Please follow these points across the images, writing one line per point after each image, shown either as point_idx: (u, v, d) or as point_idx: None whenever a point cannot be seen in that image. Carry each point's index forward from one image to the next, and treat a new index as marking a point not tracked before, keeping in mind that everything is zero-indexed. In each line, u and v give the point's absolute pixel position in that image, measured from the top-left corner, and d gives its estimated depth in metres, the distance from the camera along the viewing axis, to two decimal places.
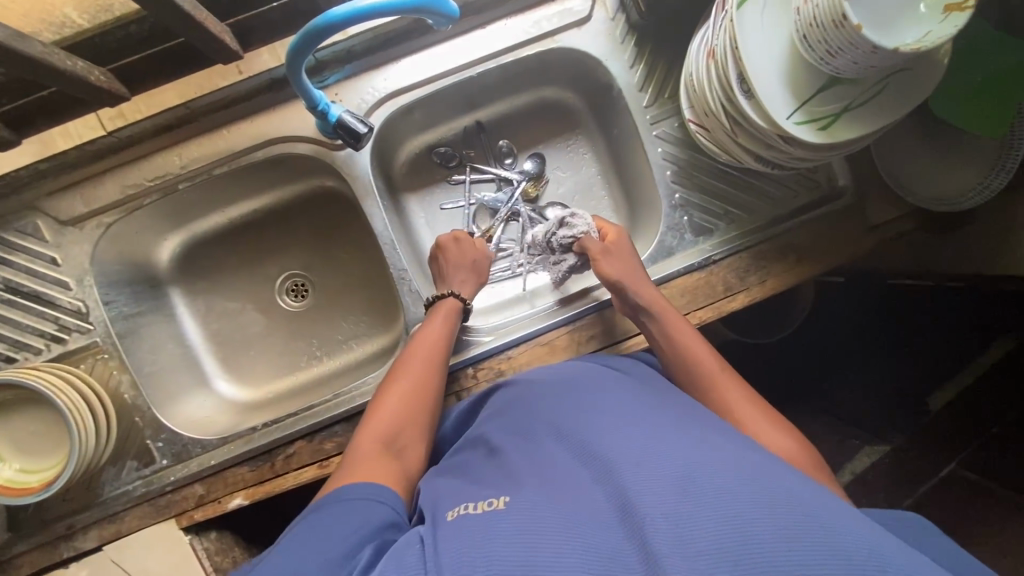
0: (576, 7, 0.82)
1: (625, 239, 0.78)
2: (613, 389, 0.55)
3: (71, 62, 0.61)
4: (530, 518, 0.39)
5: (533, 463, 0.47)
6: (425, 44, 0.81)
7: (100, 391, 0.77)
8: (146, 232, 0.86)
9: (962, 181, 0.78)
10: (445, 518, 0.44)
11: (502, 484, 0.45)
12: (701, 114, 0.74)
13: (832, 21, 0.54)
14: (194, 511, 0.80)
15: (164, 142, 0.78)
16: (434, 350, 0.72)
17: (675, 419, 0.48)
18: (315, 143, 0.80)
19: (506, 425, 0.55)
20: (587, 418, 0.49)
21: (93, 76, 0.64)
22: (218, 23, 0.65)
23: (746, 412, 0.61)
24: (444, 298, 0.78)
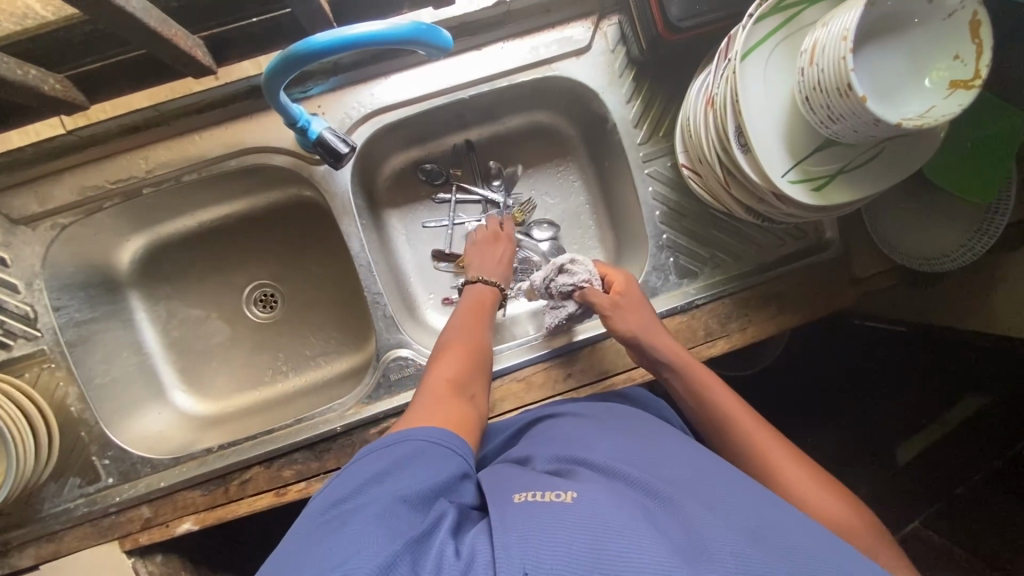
0: (576, 36, 0.79)
1: (633, 288, 0.75)
2: (661, 426, 0.55)
3: (22, 70, 0.56)
4: (607, 513, 0.38)
5: (589, 471, 0.46)
6: (416, 61, 0.77)
7: (42, 403, 0.72)
8: (106, 233, 0.81)
9: (948, 239, 0.79)
10: (509, 500, 0.42)
11: (564, 481, 0.44)
12: (695, 159, 0.73)
13: (837, 88, 0.52)
14: (140, 534, 0.75)
15: (130, 142, 0.73)
16: (480, 320, 0.71)
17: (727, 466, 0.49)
18: (294, 156, 0.76)
19: (543, 445, 0.54)
20: (639, 451, 0.48)
21: (47, 85, 0.59)
22: (190, 36, 0.61)
23: (779, 458, 0.58)
24: (477, 283, 0.77)
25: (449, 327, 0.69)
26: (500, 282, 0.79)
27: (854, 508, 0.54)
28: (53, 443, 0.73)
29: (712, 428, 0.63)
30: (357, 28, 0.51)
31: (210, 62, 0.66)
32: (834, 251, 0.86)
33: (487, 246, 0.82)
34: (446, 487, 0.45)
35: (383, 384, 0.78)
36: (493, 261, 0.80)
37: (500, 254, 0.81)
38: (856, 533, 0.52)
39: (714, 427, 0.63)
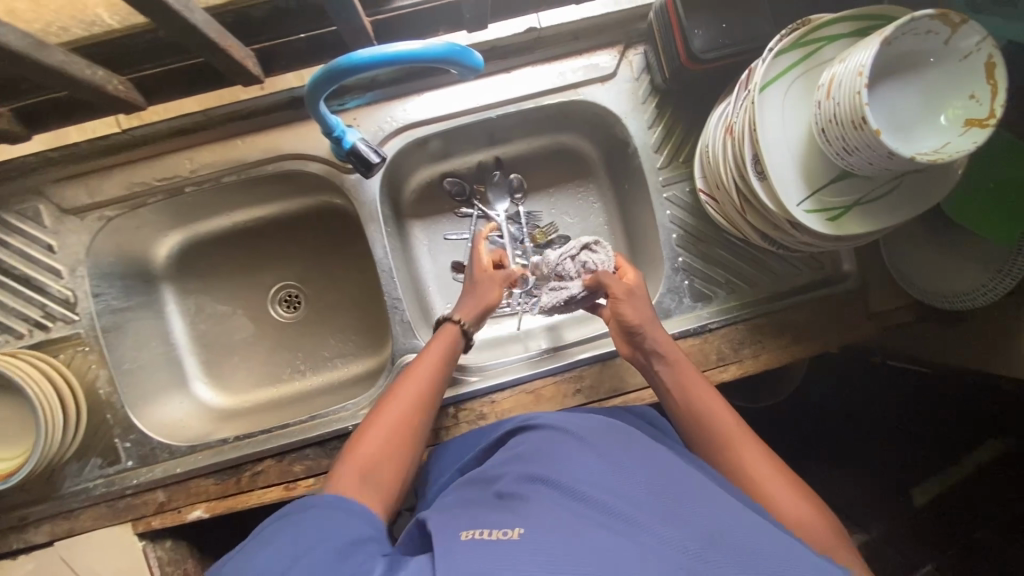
0: (603, 63, 0.82)
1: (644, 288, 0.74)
2: (624, 437, 0.54)
3: (91, 71, 0.61)
4: (553, 555, 0.38)
5: (542, 493, 0.45)
6: (448, 81, 0.82)
7: (74, 385, 0.76)
8: (146, 228, 0.85)
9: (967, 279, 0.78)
10: (454, 537, 0.41)
11: (514, 511, 0.43)
12: (713, 186, 0.75)
13: (852, 122, 0.54)
14: (152, 518, 0.78)
15: (178, 144, 0.78)
16: (435, 368, 0.68)
17: (684, 476, 0.49)
18: (327, 164, 0.80)
19: (511, 457, 0.53)
20: (596, 465, 0.48)
21: (110, 86, 0.64)
22: (243, 47, 0.66)
23: (753, 460, 0.59)
24: (445, 321, 0.73)
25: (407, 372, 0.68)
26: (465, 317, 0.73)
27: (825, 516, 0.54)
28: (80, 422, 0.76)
29: (692, 424, 0.64)
30: (396, 47, 0.55)
31: (259, 72, 0.70)
32: (851, 284, 0.86)
33: (480, 278, 0.77)
34: (355, 542, 0.46)
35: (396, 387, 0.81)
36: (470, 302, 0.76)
37: (481, 291, 0.75)
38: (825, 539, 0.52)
39: (698, 430, 0.63)
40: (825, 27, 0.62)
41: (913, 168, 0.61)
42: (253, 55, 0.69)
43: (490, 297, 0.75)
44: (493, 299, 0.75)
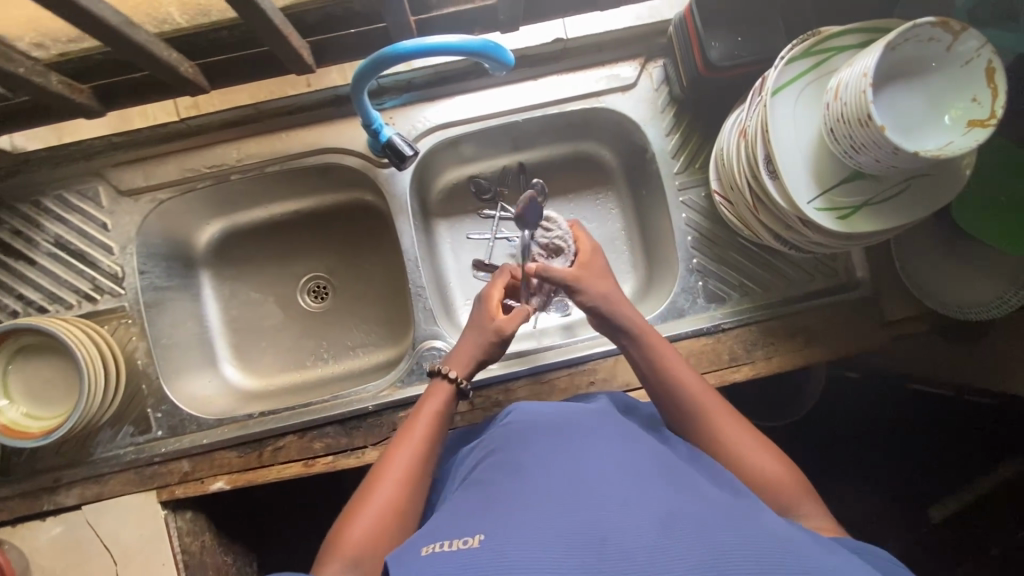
0: (624, 74, 0.87)
1: (597, 260, 0.80)
2: (590, 440, 0.61)
3: (167, 52, 0.67)
4: (505, 553, 0.45)
5: (505, 503, 0.53)
6: (479, 86, 0.88)
7: (117, 352, 0.81)
8: (191, 214, 0.91)
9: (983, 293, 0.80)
10: (419, 554, 0.49)
11: (478, 521, 0.51)
12: (727, 187, 0.78)
13: (858, 119, 0.57)
14: (176, 487, 0.81)
15: (228, 134, 0.85)
16: (431, 427, 0.68)
17: (646, 469, 0.56)
18: (363, 158, 0.86)
19: (488, 472, 0.61)
20: (553, 476, 0.55)
21: (181, 67, 0.70)
22: (300, 38, 0.71)
23: (731, 432, 0.64)
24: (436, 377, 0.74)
25: (399, 436, 0.68)
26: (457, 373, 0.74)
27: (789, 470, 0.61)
28: (118, 388, 0.81)
29: (665, 395, 0.69)
30: (437, 38, 0.61)
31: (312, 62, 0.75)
32: (864, 292, 0.87)
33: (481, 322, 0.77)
34: None
35: (416, 370, 0.84)
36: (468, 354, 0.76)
37: (483, 346, 0.76)
38: (787, 492, 0.59)
39: (672, 399, 0.68)
40: (834, 38, 0.66)
41: (920, 169, 0.64)
42: (309, 46, 0.73)
43: (489, 355, 0.76)
44: (492, 355, 0.77)
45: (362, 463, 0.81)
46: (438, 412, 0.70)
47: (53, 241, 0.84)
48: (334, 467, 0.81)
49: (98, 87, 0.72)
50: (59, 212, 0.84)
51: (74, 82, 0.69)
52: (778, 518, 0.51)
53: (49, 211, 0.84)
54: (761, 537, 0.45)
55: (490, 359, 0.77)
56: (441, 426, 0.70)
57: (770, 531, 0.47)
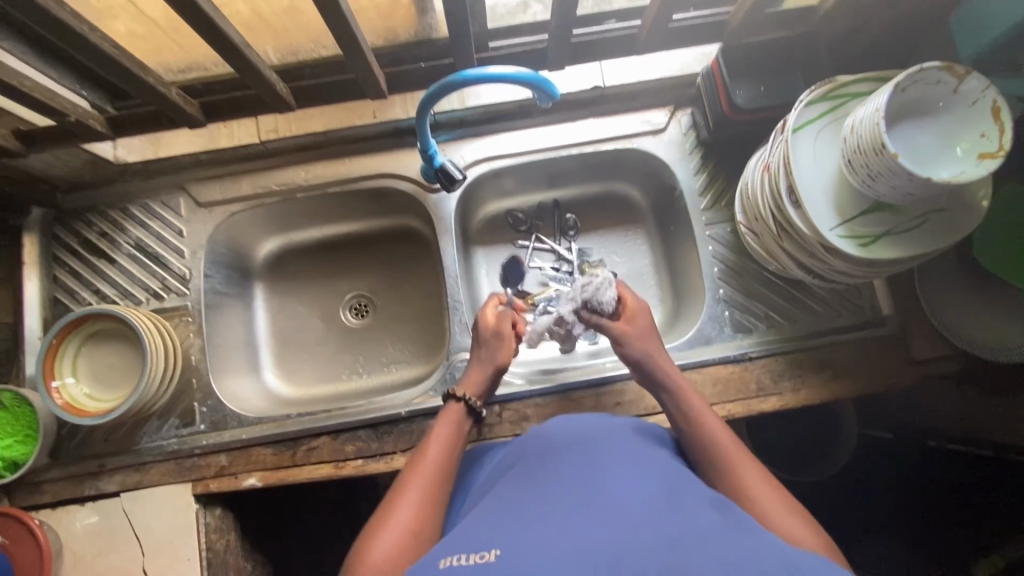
0: (656, 120, 0.96)
1: (643, 315, 0.82)
2: (607, 462, 0.61)
3: (271, 72, 0.75)
4: (519, 570, 0.45)
5: (520, 523, 0.52)
6: (524, 125, 0.97)
7: (175, 342, 0.87)
8: (255, 229, 1.00)
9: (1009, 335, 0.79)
10: (436, 565, 0.50)
11: (494, 537, 0.51)
12: (752, 219, 0.83)
13: (873, 149, 0.63)
14: (211, 481, 0.84)
15: (298, 158, 0.95)
16: (446, 446, 0.69)
17: (660, 491, 0.55)
18: (416, 184, 0.95)
19: (505, 491, 0.61)
20: (568, 500, 0.55)
21: (280, 87, 0.79)
22: (377, 67, 0.81)
23: (753, 478, 0.62)
24: (451, 401, 0.76)
25: (415, 459, 0.68)
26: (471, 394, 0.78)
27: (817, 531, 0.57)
28: (174, 375, 0.87)
29: (693, 443, 0.68)
30: (493, 68, 0.71)
31: (385, 90, 0.85)
32: (891, 329, 0.88)
33: (485, 341, 0.81)
34: None
35: (447, 380, 0.88)
36: (476, 375, 0.80)
37: (490, 356, 0.80)
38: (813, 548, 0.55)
39: (700, 449, 0.67)
40: (849, 85, 0.73)
41: (938, 203, 0.68)
42: (386, 75, 0.84)
43: (499, 358, 0.80)
44: (503, 360, 0.81)
45: (390, 468, 0.83)
46: (450, 435, 0.71)
47: (133, 243, 0.93)
48: (363, 471, 0.84)
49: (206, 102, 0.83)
50: (143, 218, 0.94)
51: (189, 97, 0.80)
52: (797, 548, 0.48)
53: (134, 217, 0.94)
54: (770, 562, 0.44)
55: (503, 363, 0.80)
56: (455, 447, 0.70)
57: (782, 555, 0.45)
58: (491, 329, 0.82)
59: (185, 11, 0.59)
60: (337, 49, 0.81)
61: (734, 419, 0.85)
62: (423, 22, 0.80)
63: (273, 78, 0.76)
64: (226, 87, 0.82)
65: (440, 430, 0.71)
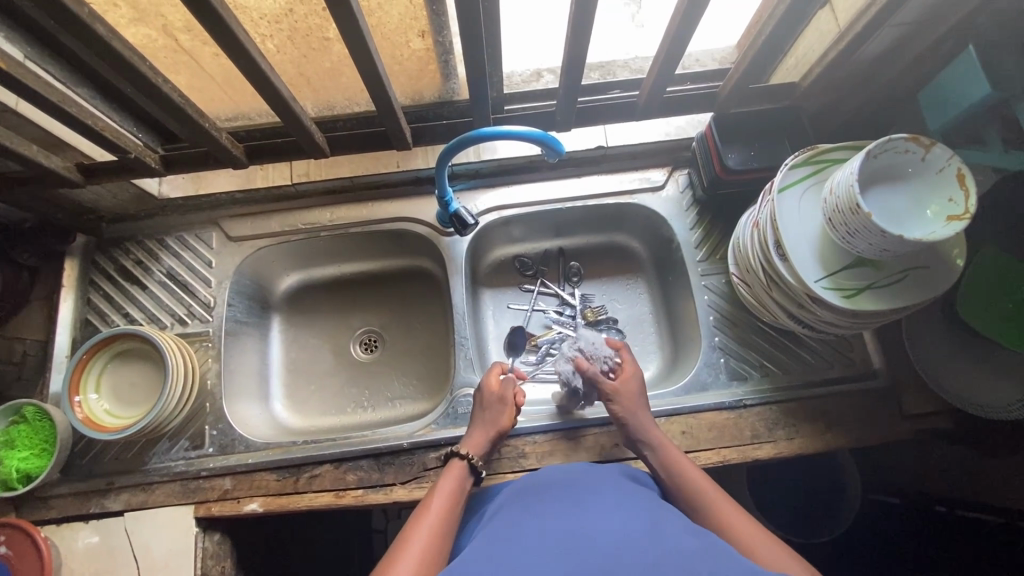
0: (654, 178, 1.04)
1: (635, 380, 0.87)
2: (596, 496, 0.64)
3: (312, 124, 0.85)
4: None
5: (512, 550, 0.54)
6: (533, 178, 1.05)
7: (195, 367, 0.92)
8: (278, 264, 1.07)
9: (999, 394, 0.80)
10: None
11: (487, 565, 0.52)
12: (744, 271, 0.88)
13: (850, 209, 0.69)
14: (213, 504, 0.86)
15: (325, 200, 1.04)
16: (449, 500, 0.71)
17: (644, 518, 0.59)
18: (431, 228, 1.03)
19: (498, 523, 0.63)
20: (558, 528, 0.57)
21: (317, 137, 0.88)
22: (404, 123, 0.90)
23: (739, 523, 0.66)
24: (454, 456, 0.79)
25: (416, 515, 0.69)
26: (471, 452, 0.80)
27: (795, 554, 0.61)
28: (189, 397, 0.91)
29: (681, 493, 0.73)
30: (508, 127, 0.80)
31: (410, 142, 0.94)
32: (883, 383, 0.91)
33: (488, 404, 0.85)
34: None
35: (450, 414, 0.91)
36: (479, 437, 0.82)
37: (492, 420, 0.84)
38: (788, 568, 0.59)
39: (686, 498, 0.72)
40: (829, 152, 0.81)
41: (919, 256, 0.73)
42: (411, 130, 0.93)
43: (501, 422, 0.83)
44: (504, 424, 0.84)
45: (390, 499, 0.85)
46: (450, 492, 0.73)
47: (165, 272, 1.00)
48: (363, 501, 0.85)
49: (248, 146, 0.91)
50: (177, 249, 1.01)
51: (235, 140, 0.89)
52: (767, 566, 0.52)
53: (169, 248, 1.01)
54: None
55: (504, 428, 0.83)
56: (456, 504, 0.71)
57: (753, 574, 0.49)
58: (494, 396, 0.86)
59: (244, 68, 0.69)
60: (371, 106, 0.91)
61: (728, 464, 0.86)
62: (446, 86, 0.90)
63: (313, 128, 0.86)
64: (274, 134, 0.91)
65: (440, 488, 0.73)
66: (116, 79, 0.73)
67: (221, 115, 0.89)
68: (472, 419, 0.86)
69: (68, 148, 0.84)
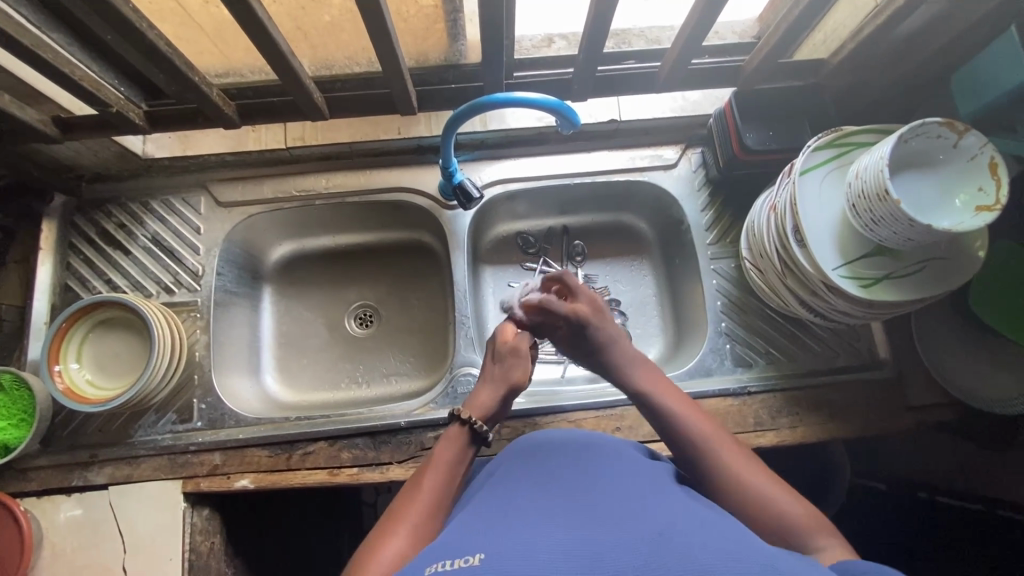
0: (667, 156, 1.00)
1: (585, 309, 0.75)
2: (597, 464, 0.59)
3: (310, 83, 0.79)
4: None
5: (505, 525, 0.49)
6: (541, 151, 1.01)
7: (174, 321, 0.87)
8: (269, 232, 1.02)
9: (1003, 388, 0.80)
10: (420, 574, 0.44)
11: (476, 542, 0.47)
12: (757, 256, 0.86)
13: (877, 194, 0.66)
14: (202, 479, 0.83)
15: (321, 167, 0.99)
16: (444, 478, 0.62)
17: (647, 490, 0.54)
18: (433, 200, 0.98)
19: (489, 493, 0.58)
20: (556, 501, 0.52)
21: (316, 98, 0.82)
22: (410, 85, 0.85)
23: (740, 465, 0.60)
24: (451, 422, 0.68)
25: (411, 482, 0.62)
26: (474, 416, 0.69)
27: (799, 505, 0.56)
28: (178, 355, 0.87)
29: (665, 432, 0.65)
30: (521, 93, 0.75)
31: (415, 107, 0.88)
32: (889, 373, 0.90)
33: (498, 359, 0.75)
34: None
35: (449, 394, 0.89)
36: (485, 397, 0.71)
37: (501, 376, 0.73)
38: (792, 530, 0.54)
39: (673, 439, 0.64)
40: (854, 135, 0.77)
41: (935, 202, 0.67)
42: (417, 93, 0.87)
43: (514, 376, 0.73)
44: (518, 379, 0.74)
45: (385, 478, 0.83)
46: (451, 459, 0.64)
47: (150, 237, 0.95)
48: (357, 480, 0.83)
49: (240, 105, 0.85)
50: (162, 213, 0.96)
51: (225, 96, 0.83)
52: (792, 555, 0.45)
53: (154, 211, 0.96)
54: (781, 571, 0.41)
55: (517, 383, 0.73)
56: (455, 473, 0.63)
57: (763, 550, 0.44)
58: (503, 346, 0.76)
59: (240, 15, 0.63)
60: (376, 66, 0.85)
61: None
62: (454, 48, 0.85)
63: (312, 87, 0.80)
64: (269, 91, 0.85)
65: (442, 453, 0.65)
66: (96, 24, 0.66)
67: (210, 70, 0.83)
68: (479, 374, 0.75)
69: (43, 99, 0.78)
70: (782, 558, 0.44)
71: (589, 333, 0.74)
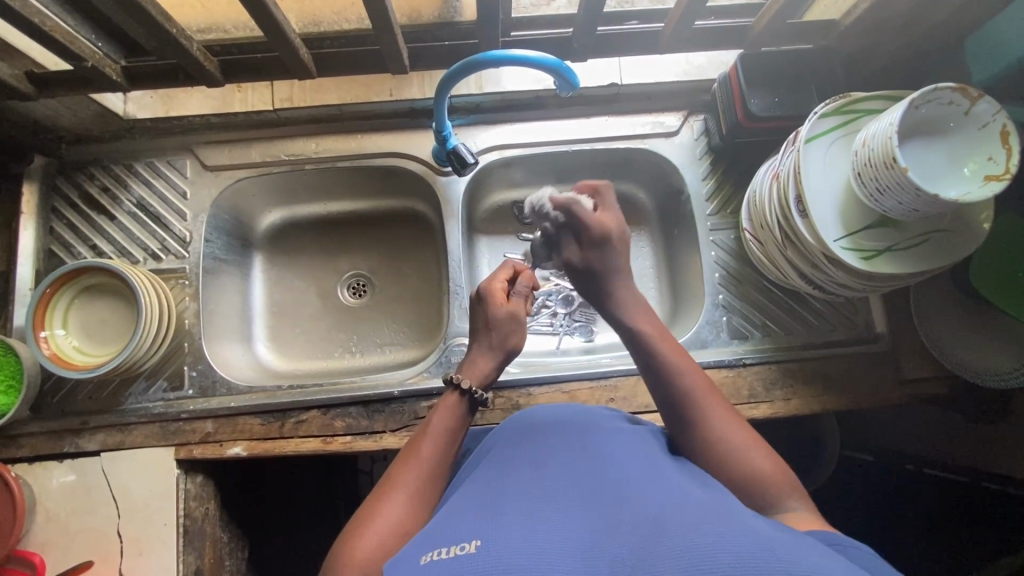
0: (668, 122, 0.97)
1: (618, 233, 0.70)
2: (593, 440, 0.58)
3: (296, 39, 0.75)
4: (502, 560, 0.41)
5: (499, 506, 0.48)
6: (539, 117, 0.97)
7: (162, 291, 0.85)
8: (258, 198, 0.99)
9: (1001, 362, 0.79)
10: (415, 561, 0.44)
11: (471, 526, 0.46)
12: (757, 227, 0.84)
13: (885, 162, 0.64)
14: (194, 447, 0.82)
15: (311, 129, 0.95)
16: (438, 447, 0.61)
17: (645, 467, 0.53)
18: (427, 166, 0.95)
19: (483, 473, 0.57)
20: (551, 479, 0.51)
21: (303, 55, 0.79)
22: (402, 42, 0.81)
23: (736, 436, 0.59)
24: (450, 389, 0.66)
25: (408, 451, 0.61)
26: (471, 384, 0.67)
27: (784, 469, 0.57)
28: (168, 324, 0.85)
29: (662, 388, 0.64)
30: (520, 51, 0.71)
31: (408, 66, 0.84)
32: (885, 347, 0.89)
33: (495, 322, 0.70)
34: None
35: (442, 363, 0.88)
36: (482, 363, 0.69)
37: (498, 344, 0.70)
38: (773, 492, 0.55)
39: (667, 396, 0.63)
40: (863, 101, 0.75)
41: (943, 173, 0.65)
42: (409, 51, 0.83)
43: (511, 343, 0.70)
44: (514, 345, 0.71)
45: (379, 447, 0.83)
46: (446, 427, 0.63)
47: (135, 202, 0.92)
48: (351, 448, 0.83)
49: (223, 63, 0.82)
50: (147, 177, 0.93)
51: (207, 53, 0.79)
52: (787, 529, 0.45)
53: (138, 174, 0.93)
54: (777, 548, 0.40)
55: (514, 348, 0.71)
56: (450, 441, 0.62)
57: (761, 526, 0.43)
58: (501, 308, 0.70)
59: None
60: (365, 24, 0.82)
61: None
62: (448, 3, 0.82)
63: (299, 44, 0.76)
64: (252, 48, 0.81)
65: (437, 420, 0.64)
66: None
67: (192, 24, 0.79)
68: (471, 341, 0.72)
69: (15, 53, 0.74)
70: (778, 533, 0.43)
71: (606, 254, 0.69)
